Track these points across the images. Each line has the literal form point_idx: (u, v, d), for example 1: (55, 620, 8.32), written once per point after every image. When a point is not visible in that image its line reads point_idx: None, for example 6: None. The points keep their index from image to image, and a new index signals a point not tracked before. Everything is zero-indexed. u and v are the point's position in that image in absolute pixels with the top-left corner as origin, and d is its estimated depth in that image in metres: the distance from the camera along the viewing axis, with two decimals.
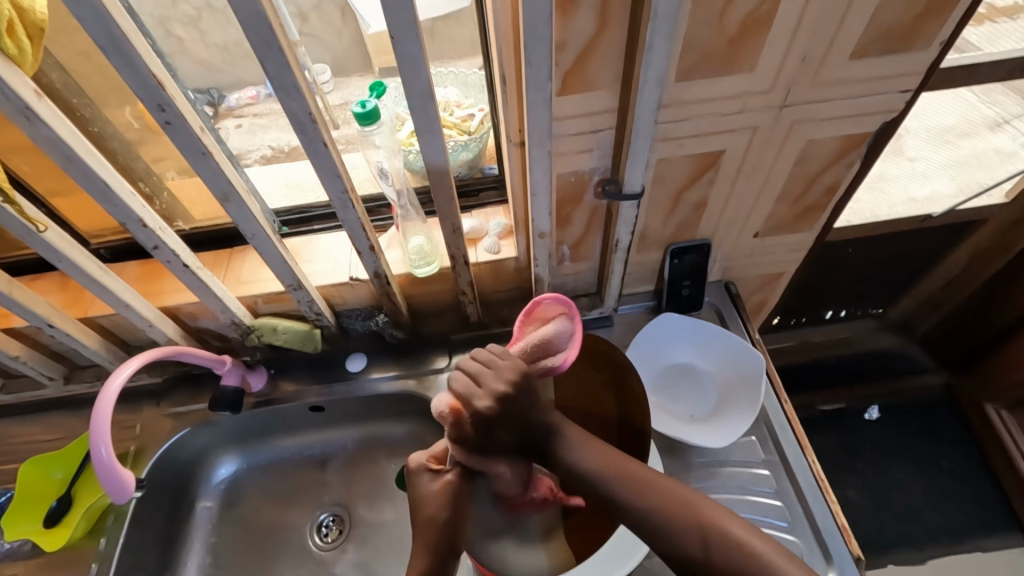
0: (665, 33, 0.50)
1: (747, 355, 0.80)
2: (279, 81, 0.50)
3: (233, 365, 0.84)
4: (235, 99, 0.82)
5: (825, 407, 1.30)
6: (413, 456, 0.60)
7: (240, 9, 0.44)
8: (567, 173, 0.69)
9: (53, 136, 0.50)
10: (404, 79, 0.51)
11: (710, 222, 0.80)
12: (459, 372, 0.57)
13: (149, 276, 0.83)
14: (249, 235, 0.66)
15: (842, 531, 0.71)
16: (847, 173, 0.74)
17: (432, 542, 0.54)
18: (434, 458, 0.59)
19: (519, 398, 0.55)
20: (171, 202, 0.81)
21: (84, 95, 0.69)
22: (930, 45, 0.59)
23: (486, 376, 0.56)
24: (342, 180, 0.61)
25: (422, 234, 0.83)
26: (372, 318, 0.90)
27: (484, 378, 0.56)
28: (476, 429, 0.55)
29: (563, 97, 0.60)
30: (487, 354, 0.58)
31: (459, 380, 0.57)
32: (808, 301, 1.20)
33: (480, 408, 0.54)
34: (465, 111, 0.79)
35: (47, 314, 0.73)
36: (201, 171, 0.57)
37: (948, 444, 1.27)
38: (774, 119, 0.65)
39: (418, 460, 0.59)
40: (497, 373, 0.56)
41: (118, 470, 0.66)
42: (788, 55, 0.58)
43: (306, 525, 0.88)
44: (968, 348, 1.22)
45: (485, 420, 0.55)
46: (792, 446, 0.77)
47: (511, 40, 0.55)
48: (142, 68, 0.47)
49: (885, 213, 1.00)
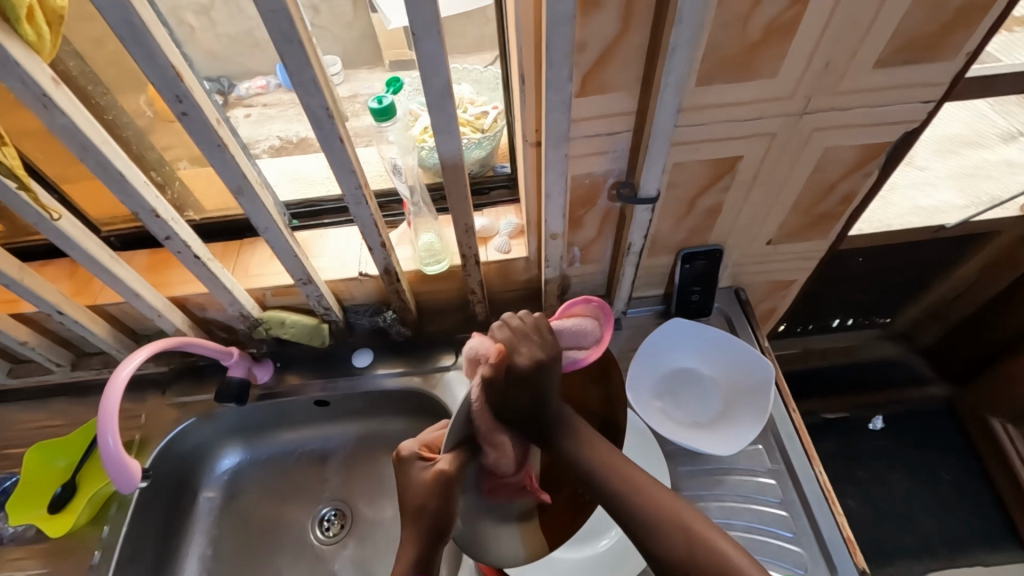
0: (689, 37, 0.49)
1: (755, 363, 0.80)
2: (298, 76, 0.49)
3: (240, 357, 0.84)
4: (245, 89, 0.80)
5: (830, 416, 1.29)
6: (404, 445, 0.64)
7: (262, 2, 0.43)
8: (582, 175, 0.68)
9: (70, 124, 0.50)
10: (423, 75, 0.51)
11: (722, 228, 0.79)
12: (501, 326, 0.61)
13: (157, 266, 0.83)
14: (261, 228, 0.65)
15: (848, 544, 0.70)
16: (863, 182, 0.73)
17: (426, 523, 0.58)
18: (425, 446, 0.64)
19: (548, 370, 0.59)
20: (181, 191, 0.81)
21: (99, 83, 0.68)
22: (956, 56, 0.58)
23: (523, 341, 0.59)
24: (356, 176, 0.60)
25: (433, 231, 0.82)
26: (379, 315, 0.89)
27: (524, 343, 0.59)
28: (502, 379, 0.58)
29: (582, 99, 0.60)
30: (527, 322, 0.61)
31: (500, 335, 0.60)
32: (814, 309, 1.19)
33: (516, 365, 0.58)
34: (479, 109, 0.79)
35: (57, 301, 0.73)
36: (216, 163, 0.57)
37: (951, 457, 1.25)
38: (793, 126, 0.64)
39: (410, 448, 0.64)
40: (534, 342, 0.59)
41: (125, 459, 0.66)
42: (811, 61, 0.57)
43: (308, 519, 0.88)
44: (974, 361, 1.22)
45: (513, 379, 0.58)
46: (798, 455, 0.77)
47: (530, 39, 0.55)
48: (161, 59, 0.47)
49: (895, 222, 0.97)
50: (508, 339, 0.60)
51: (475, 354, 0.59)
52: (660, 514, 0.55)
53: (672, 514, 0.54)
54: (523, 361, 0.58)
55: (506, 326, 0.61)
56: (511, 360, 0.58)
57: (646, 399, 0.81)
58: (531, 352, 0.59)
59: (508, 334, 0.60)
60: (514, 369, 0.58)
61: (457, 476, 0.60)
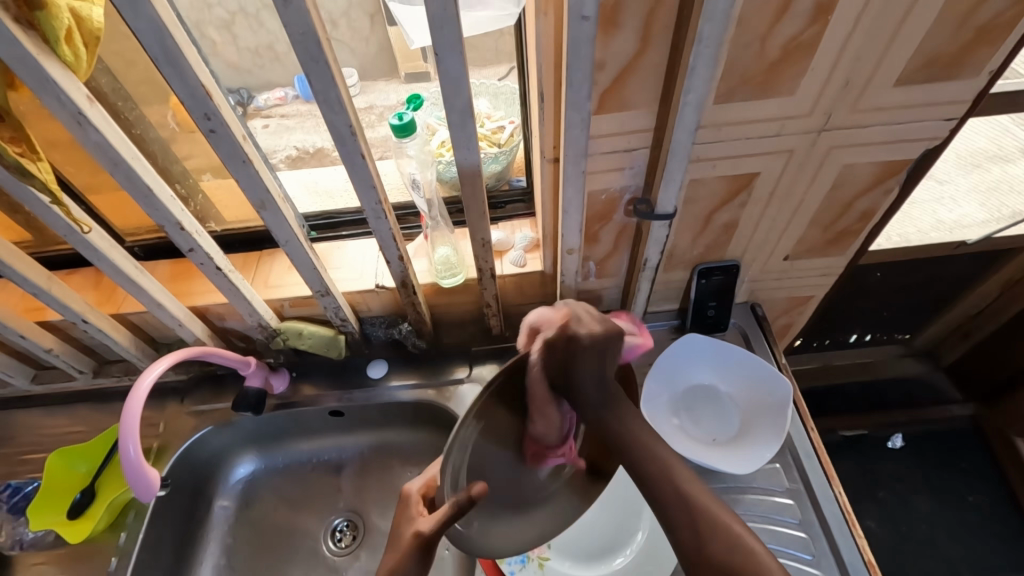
0: (709, 57, 0.49)
1: (773, 380, 0.79)
2: (322, 95, 0.51)
3: (257, 367, 0.85)
4: (264, 100, 0.82)
5: (847, 433, 1.26)
6: (410, 485, 0.64)
7: (292, 24, 0.44)
8: (599, 191, 0.69)
9: (102, 140, 0.52)
10: (444, 93, 0.52)
11: (739, 243, 0.79)
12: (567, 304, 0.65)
13: (179, 276, 0.85)
14: (282, 241, 0.67)
15: (869, 568, 0.69)
16: (883, 200, 0.72)
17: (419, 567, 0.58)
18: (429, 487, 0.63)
19: (605, 349, 0.61)
20: (204, 204, 0.83)
21: (129, 98, 0.70)
22: (979, 75, 0.57)
23: (585, 318, 0.63)
24: (376, 191, 0.61)
25: (449, 245, 0.82)
26: (395, 327, 0.90)
27: (587, 317, 0.63)
28: (560, 344, 0.60)
29: (600, 116, 0.60)
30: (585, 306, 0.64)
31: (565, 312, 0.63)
32: (832, 324, 1.18)
33: (581, 335, 0.61)
34: (496, 124, 0.80)
35: (82, 310, 0.75)
36: (240, 178, 0.58)
37: (975, 478, 1.22)
38: (812, 143, 0.64)
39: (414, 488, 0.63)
40: (597, 320, 0.63)
41: (144, 468, 0.67)
42: (830, 79, 0.57)
43: (320, 529, 0.88)
44: (998, 379, 1.19)
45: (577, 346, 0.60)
46: (818, 476, 0.76)
47: (550, 57, 0.56)
48: (192, 78, 0.48)
49: (916, 238, 0.98)
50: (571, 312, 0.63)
51: (536, 325, 0.63)
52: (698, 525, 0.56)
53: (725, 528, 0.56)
54: (583, 332, 0.61)
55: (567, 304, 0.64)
56: (575, 330, 0.61)
57: (663, 416, 0.80)
58: (589, 325, 0.62)
59: (575, 309, 0.64)
60: (579, 338, 0.61)
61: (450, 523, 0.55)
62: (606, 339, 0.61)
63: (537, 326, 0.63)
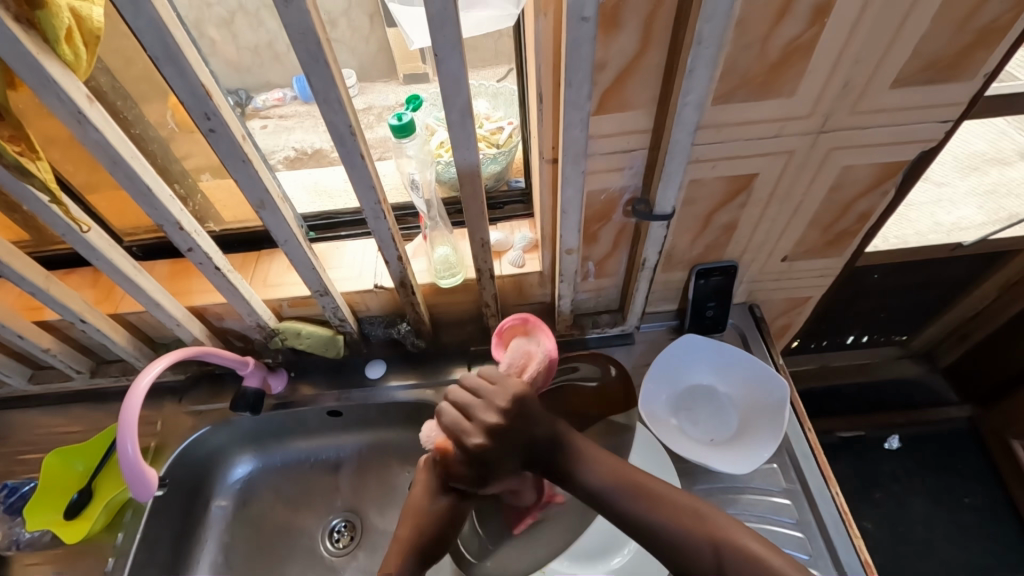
0: (708, 58, 0.50)
1: (770, 381, 0.79)
2: (323, 95, 0.51)
3: (256, 367, 0.85)
4: (262, 100, 0.82)
5: (844, 434, 1.26)
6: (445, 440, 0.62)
7: (292, 24, 0.45)
8: (598, 191, 0.69)
9: (102, 139, 0.52)
10: (444, 93, 0.52)
11: (738, 244, 0.79)
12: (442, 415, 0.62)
13: (179, 275, 0.85)
14: (281, 240, 0.67)
15: (866, 568, 0.69)
16: (881, 201, 0.73)
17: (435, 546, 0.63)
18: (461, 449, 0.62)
19: (508, 427, 0.60)
20: (203, 203, 0.83)
21: (128, 98, 0.70)
22: (975, 77, 0.58)
23: (474, 407, 0.61)
24: (376, 191, 0.61)
25: (448, 245, 0.82)
26: (394, 327, 0.90)
27: (470, 422, 0.60)
28: (467, 461, 0.61)
29: (600, 116, 0.60)
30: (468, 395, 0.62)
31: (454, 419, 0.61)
32: (829, 326, 1.18)
33: (473, 443, 0.59)
34: (495, 124, 0.80)
35: (80, 310, 0.75)
36: (240, 178, 0.58)
37: (972, 480, 1.22)
38: (810, 144, 0.64)
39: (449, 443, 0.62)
40: (485, 402, 0.61)
41: (142, 468, 0.67)
42: (830, 80, 0.58)
43: (318, 530, 0.88)
44: (994, 381, 1.19)
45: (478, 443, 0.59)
46: (815, 476, 0.76)
47: (550, 58, 0.56)
48: (192, 77, 0.48)
49: (913, 240, 0.97)
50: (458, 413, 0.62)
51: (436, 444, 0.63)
52: (705, 548, 0.54)
53: (728, 542, 0.53)
54: (473, 439, 0.60)
55: (452, 402, 0.63)
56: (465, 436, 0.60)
57: (662, 415, 0.81)
58: (477, 418, 0.60)
59: (458, 406, 0.61)
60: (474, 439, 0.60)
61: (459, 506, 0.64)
62: (504, 417, 0.60)
63: (441, 446, 0.63)
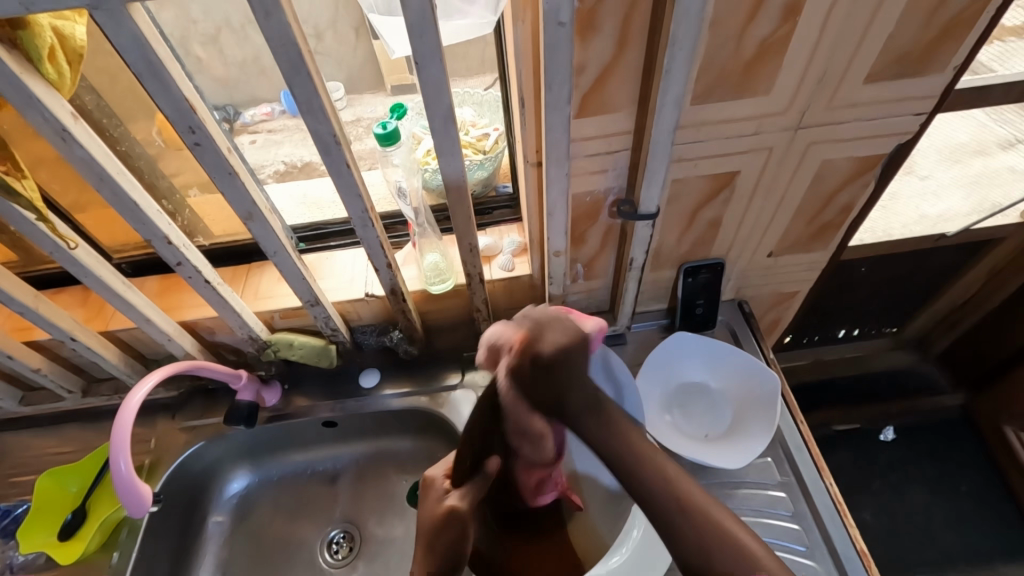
0: (683, 59, 0.51)
1: (761, 375, 0.80)
2: (306, 105, 0.51)
3: (249, 380, 0.84)
4: (251, 116, 0.83)
5: (840, 427, 1.28)
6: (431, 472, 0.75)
7: (273, 37, 0.45)
8: (583, 193, 0.70)
9: (87, 155, 0.52)
10: (427, 100, 0.53)
11: (724, 241, 0.80)
12: (525, 317, 0.68)
13: (169, 291, 0.85)
14: (270, 252, 0.67)
15: (862, 557, 0.69)
16: (861, 193, 0.74)
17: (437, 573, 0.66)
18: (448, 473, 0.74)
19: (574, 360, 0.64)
20: (192, 218, 0.83)
21: (114, 115, 0.71)
22: (945, 69, 0.59)
23: (548, 327, 0.65)
24: (363, 199, 0.62)
25: (438, 251, 0.83)
26: (386, 334, 0.90)
27: (550, 330, 0.65)
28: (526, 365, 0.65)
29: (582, 119, 0.61)
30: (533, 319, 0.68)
31: (517, 327, 0.68)
32: (819, 320, 1.19)
33: (547, 352, 0.63)
34: (481, 131, 0.81)
35: (70, 328, 0.74)
36: (226, 190, 0.58)
37: (966, 466, 1.24)
38: (790, 141, 0.66)
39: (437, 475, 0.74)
40: (559, 330, 0.65)
41: (136, 484, 0.67)
42: (804, 78, 0.59)
43: (317, 541, 0.88)
44: (987, 368, 1.20)
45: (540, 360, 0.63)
46: (809, 468, 0.77)
47: (530, 63, 0.57)
48: (176, 92, 0.48)
49: (898, 231, 1.00)
50: (522, 326, 0.67)
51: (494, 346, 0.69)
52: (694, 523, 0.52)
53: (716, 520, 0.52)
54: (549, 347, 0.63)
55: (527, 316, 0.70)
56: (537, 347, 0.64)
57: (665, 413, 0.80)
58: (555, 334, 0.64)
59: (540, 317, 0.66)
60: (536, 349, 0.64)
61: (468, 510, 0.71)
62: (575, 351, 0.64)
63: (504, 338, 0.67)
